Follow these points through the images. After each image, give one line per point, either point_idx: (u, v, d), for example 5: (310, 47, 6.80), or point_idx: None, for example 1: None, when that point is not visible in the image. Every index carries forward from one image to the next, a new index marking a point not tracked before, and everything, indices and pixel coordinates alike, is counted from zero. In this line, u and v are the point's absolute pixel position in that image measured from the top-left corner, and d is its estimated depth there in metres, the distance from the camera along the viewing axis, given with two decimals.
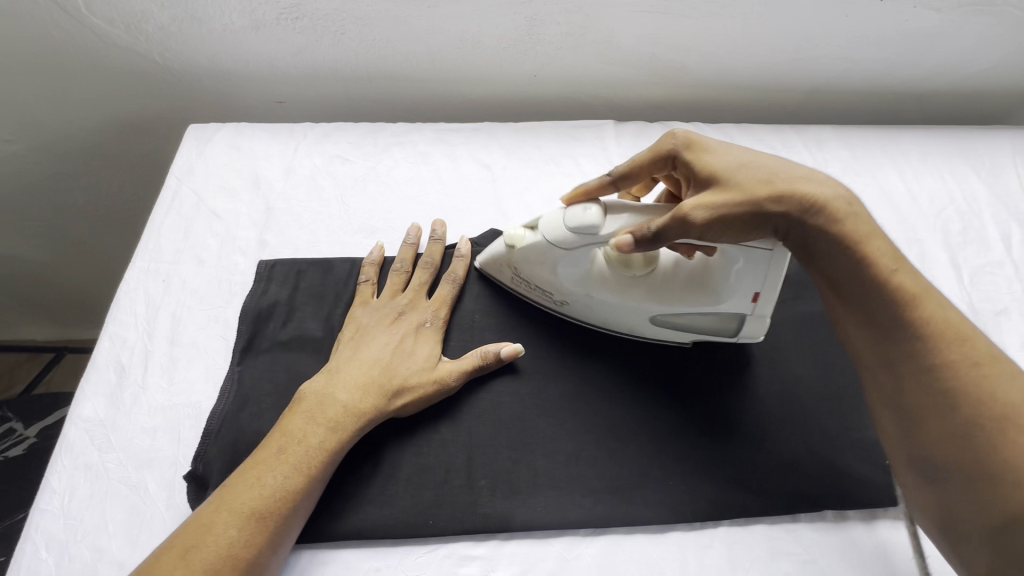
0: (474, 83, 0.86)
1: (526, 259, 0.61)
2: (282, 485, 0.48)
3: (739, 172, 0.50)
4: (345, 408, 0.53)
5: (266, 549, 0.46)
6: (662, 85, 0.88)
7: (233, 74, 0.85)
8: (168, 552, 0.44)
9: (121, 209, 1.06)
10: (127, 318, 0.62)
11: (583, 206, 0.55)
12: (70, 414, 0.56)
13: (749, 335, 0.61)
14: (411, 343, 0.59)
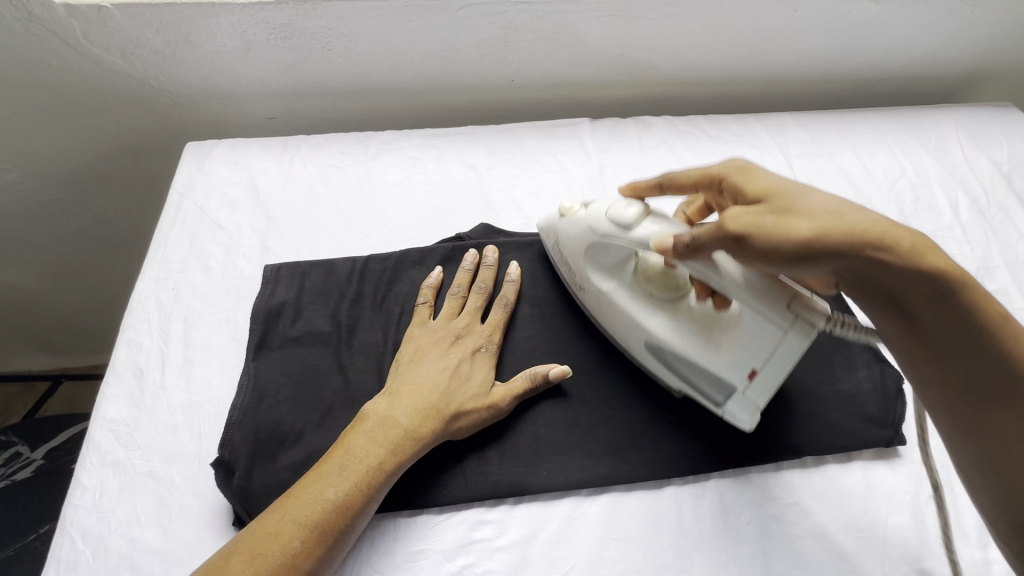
0: (456, 89, 0.91)
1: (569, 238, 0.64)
2: (342, 500, 0.50)
3: (788, 207, 0.46)
4: (403, 432, 0.55)
5: (323, 560, 0.48)
6: (631, 83, 0.94)
7: (226, 94, 0.89)
8: (237, 556, 0.46)
9: (119, 231, 1.09)
10: (142, 325, 0.66)
11: (627, 202, 0.56)
12: (94, 417, 0.59)
13: (736, 415, 0.57)
14: (468, 367, 0.60)
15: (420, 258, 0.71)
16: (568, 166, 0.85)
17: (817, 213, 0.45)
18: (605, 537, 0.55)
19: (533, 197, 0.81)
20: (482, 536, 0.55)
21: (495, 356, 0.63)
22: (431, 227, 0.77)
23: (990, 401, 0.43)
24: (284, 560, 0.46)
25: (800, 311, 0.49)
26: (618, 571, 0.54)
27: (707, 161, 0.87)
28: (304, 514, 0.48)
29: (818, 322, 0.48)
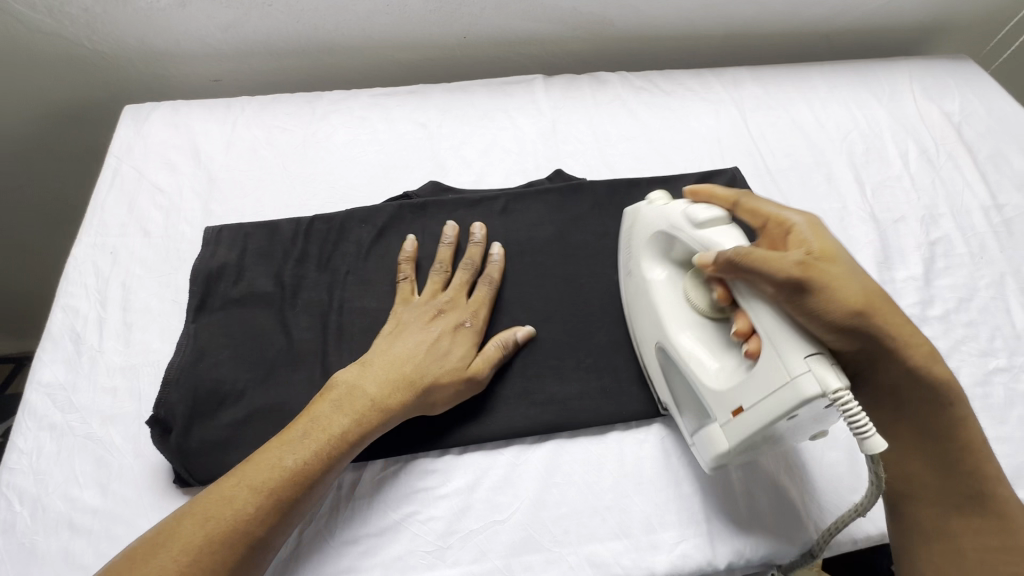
0: (407, 47, 0.89)
1: (643, 224, 0.61)
2: (299, 470, 0.49)
3: (847, 276, 0.46)
4: (370, 402, 0.53)
5: (275, 530, 0.47)
6: (586, 37, 0.92)
7: (165, 54, 0.86)
8: (189, 518, 0.45)
9: (66, 204, 1.06)
10: (78, 290, 0.64)
11: (710, 205, 0.55)
12: (29, 381, 0.58)
13: (708, 444, 0.52)
14: (446, 342, 0.58)
15: (366, 217, 0.70)
16: (521, 123, 0.83)
17: (869, 295, 0.46)
18: (548, 482, 0.56)
19: (484, 154, 0.80)
20: (426, 485, 0.56)
21: (477, 334, 0.61)
22: (380, 186, 0.76)
23: (973, 484, 0.49)
24: (234, 524, 0.45)
25: (828, 366, 0.44)
26: (559, 513, 0.55)
27: (661, 116, 0.86)
28: (261, 479, 0.47)
29: (832, 383, 0.43)
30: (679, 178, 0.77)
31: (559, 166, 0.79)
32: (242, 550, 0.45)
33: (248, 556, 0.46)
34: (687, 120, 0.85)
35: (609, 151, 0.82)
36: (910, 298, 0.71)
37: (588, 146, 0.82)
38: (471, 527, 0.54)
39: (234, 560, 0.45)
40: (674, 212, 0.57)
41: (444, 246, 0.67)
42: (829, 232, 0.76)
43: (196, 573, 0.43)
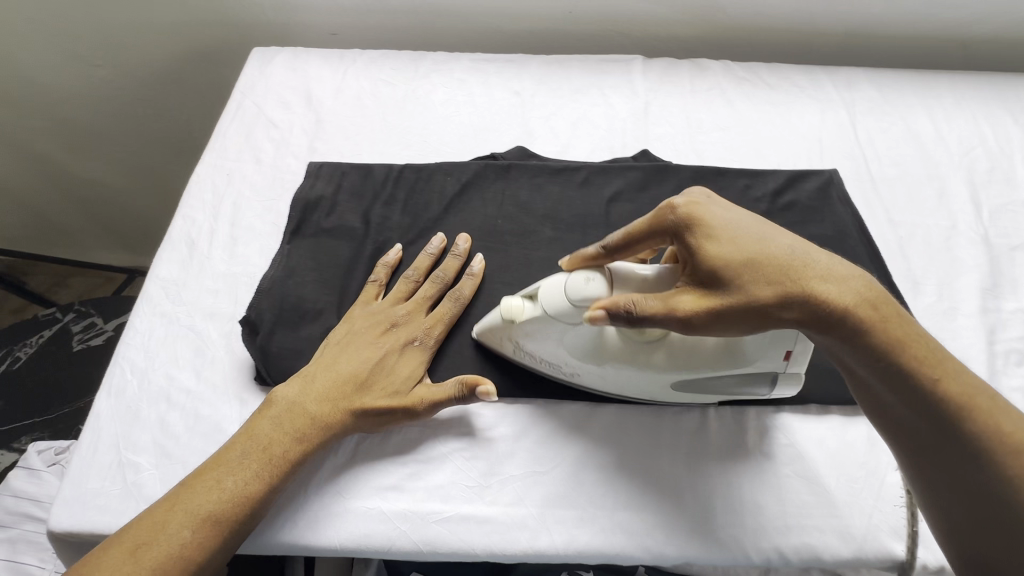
0: (512, 17, 0.91)
1: (529, 334, 0.55)
2: (240, 491, 0.50)
3: (749, 269, 0.45)
4: (311, 420, 0.54)
5: (216, 552, 0.48)
6: (694, 22, 0.90)
7: (293, 4, 0.93)
8: (121, 546, 0.46)
9: (194, 135, 1.21)
10: (197, 204, 0.72)
11: (585, 277, 0.51)
12: (150, 273, 0.67)
13: (785, 389, 0.57)
14: (393, 360, 0.58)
15: (452, 171, 0.73)
16: (613, 101, 0.83)
17: (749, 257, 0.45)
18: (591, 445, 0.57)
19: (573, 127, 0.81)
20: (475, 426, 0.58)
21: (428, 352, 0.59)
22: (469, 146, 0.79)
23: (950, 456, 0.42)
24: (170, 551, 0.46)
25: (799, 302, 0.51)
26: (598, 477, 0.56)
27: (761, 109, 0.83)
28: (197, 504, 0.48)
29: None
30: (770, 173, 0.75)
31: (647, 147, 0.79)
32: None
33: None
34: (789, 117, 0.82)
35: (700, 138, 0.80)
36: (1015, 331, 0.64)
37: (679, 131, 0.80)
38: (511, 473, 0.56)
39: None
40: (556, 305, 0.52)
41: (422, 256, 0.65)
42: (931, 249, 0.70)
43: None
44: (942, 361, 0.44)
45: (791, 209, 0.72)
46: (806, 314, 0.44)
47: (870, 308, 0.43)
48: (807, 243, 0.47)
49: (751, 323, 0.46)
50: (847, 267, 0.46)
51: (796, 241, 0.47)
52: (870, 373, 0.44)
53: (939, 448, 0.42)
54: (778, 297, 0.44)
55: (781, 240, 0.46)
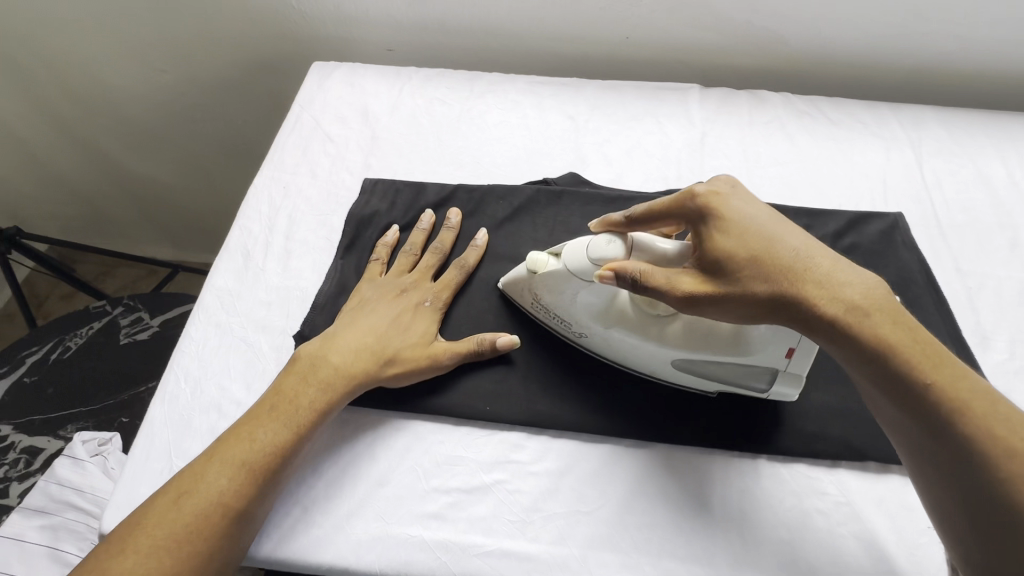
0: (568, 40, 0.91)
1: (547, 286, 0.59)
2: (271, 440, 0.53)
3: (749, 262, 0.49)
4: (335, 371, 0.57)
5: (255, 497, 0.51)
6: (754, 52, 0.88)
7: (353, 20, 0.95)
8: (165, 497, 0.49)
9: (252, 140, 1.25)
10: (254, 215, 0.74)
11: (607, 238, 0.55)
12: (207, 282, 0.68)
13: (783, 393, 0.58)
14: (409, 319, 0.62)
15: (505, 195, 0.73)
16: (668, 130, 0.82)
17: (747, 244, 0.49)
18: (637, 488, 0.56)
19: (626, 155, 0.80)
20: (518, 459, 0.58)
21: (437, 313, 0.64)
22: (521, 170, 0.79)
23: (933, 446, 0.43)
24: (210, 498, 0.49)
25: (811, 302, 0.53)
26: (643, 522, 0.54)
27: (822, 145, 0.80)
28: (232, 454, 0.52)
29: None
30: (831, 213, 0.73)
31: (702, 179, 0.77)
32: (226, 519, 0.49)
33: (232, 526, 0.49)
34: (851, 154, 0.79)
35: (757, 172, 0.78)
36: None
37: (735, 164, 0.79)
38: (555, 510, 0.55)
39: (216, 532, 0.48)
40: (577, 261, 0.56)
41: (416, 232, 0.69)
42: (1002, 302, 0.67)
43: (182, 545, 0.47)
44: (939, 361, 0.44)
45: (852, 251, 0.70)
46: (794, 314, 0.48)
47: (861, 313, 0.46)
48: (815, 246, 0.50)
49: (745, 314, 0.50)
50: (854, 273, 0.48)
51: (805, 245, 0.50)
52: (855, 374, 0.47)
53: (920, 448, 0.44)
54: (771, 287, 0.48)
55: (789, 241, 0.50)
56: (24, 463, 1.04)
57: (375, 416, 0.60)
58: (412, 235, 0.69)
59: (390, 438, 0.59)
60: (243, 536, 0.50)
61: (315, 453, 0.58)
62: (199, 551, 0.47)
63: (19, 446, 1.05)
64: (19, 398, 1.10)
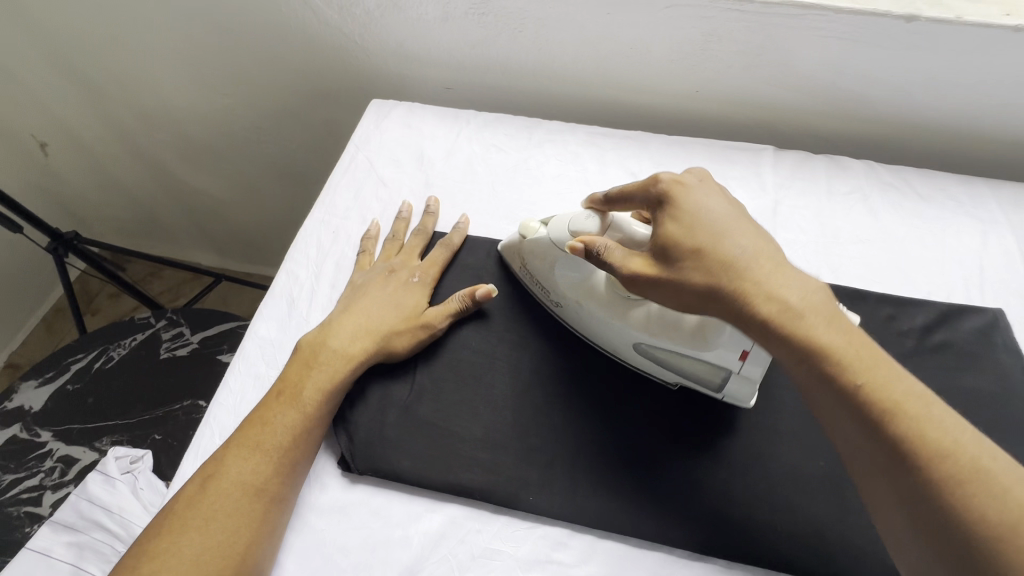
0: (634, 91, 0.87)
1: (532, 251, 0.64)
2: (282, 424, 0.56)
3: (693, 259, 0.50)
4: (335, 355, 0.60)
5: (274, 477, 0.53)
6: (835, 114, 0.82)
7: (414, 58, 0.93)
8: (193, 487, 0.53)
9: (313, 163, 1.26)
10: (302, 260, 0.73)
11: (585, 214, 0.60)
12: (250, 330, 0.67)
13: (736, 396, 0.58)
14: (395, 297, 0.65)
15: None
16: (737, 195, 0.77)
17: (688, 239, 0.51)
18: None
19: None
20: (559, 559, 0.53)
21: (427, 288, 0.67)
22: None
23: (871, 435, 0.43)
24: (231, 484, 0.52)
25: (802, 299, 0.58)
26: None
27: (908, 223, 0.74)
28: (248, 440, 0.55)
29: None
30: (919, 304, 0.66)
31: None
32: (247, 501, 0.52)
33: (253, 507, 0.52)
34: (942, 235, 0.72)
35: (834, 250, 0.72)
36: None
37: (810, 238, 0.73)
38: None
39: (239, 510, 0.51)
40: (559, 229, 0.61)
41: (399, 220, 0.74)
42: None
43: (211, 525, 0.50)
44: (862, 356, 0.45)
45: (943, 350, 0.63)
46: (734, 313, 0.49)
47: (800, 314, 0.46)
48: (763, 247, 0.50)
49: (689, 307, 0.52)
50: (794, 273, 0.49)
51: (748, 247, 0.50)
52: (793, 374, 0.48)
53: (854, 453, 0.45)
54: (707, 282, 0.49)
55: (735, 240, 0.51)
56: (59, 472, 1.06)
57: (409, 492, 0.57)
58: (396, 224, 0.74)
59: (424, 521, 0.55)
60: (270, 519, 0.52)
61: (346, 529, 0.55)
62: (225, 530, 0.50)
63: (56, 454, 1.08)
64: (61, 404, 1.13)
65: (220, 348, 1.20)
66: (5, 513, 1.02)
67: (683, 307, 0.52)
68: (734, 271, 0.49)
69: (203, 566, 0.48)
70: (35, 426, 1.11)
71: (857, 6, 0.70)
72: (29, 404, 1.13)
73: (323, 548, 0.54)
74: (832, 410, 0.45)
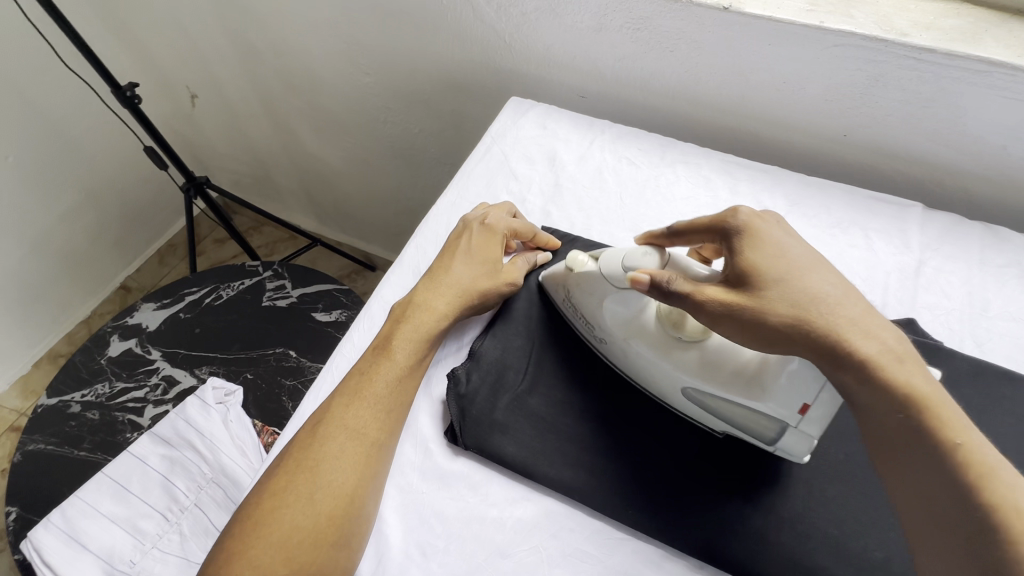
0: (776, 125, 0.85)
1: (579, 283, 0.62)
2: (391, 376, 0.58)
3: (780, 291, 0.49)
4: (437, 316, 0.63)
5: (387, 428, 0.56)
6: (999, 183, 0.77)
7: (558, 63, 0.96)
8: (308, 434, 0.55)
9: (433, 150, 1.32)
10: (430, 236, 0.76)
11: (643, 251, 0.57)
12: (377, 292, 0.72)
13: (788, 448, 0.55)
14: (472, 259, 0.66)
15: None
16: (877, 249, 0.74)
17: (771, 267, 0.50)
18: None
19: None
20: None
21: (497, 241, 0.68)
22: None
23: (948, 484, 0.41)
24: (345, 430, 0.55)
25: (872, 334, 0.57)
26: None
27: None
28: (360, 389, 0.57)
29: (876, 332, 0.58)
30: None
31: (913, 316, 0.68)
32: (364, 448, 0.54)
33: (370, 455, 0.54)
34: None
35: (982, 324, 0.67)
36: None
37: (956, 306, 0.69)
38: None
39: (356, 455, 0.54)
40: (614, 267, 0.59)
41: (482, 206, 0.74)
42: None
43: (335, 467, 0.53)
44: (956, 421, 0.43)
45: None
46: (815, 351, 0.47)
47: (896, 360, 0.45)
48: (846, 288, 0.49)
49: (768, 338, 0.49)
50: (881, 318, 0.47)
51: (826, 287, 0.48)
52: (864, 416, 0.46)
53: (915, 502, 0.43)
54: (796, 315, 0.47)
55: (820, 276, 0.49)
56: (162, 390, 1.17)
57: (509, 477, 0.58)
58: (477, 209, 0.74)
59: (520, 509, 0.56)
60: (384, 467, 0.56)
61: (447, 499, 0.57)
62: (346, 474, 0.53)
63: (161, 372, 1.19)
64: (172, 329, 1.24)
65: (315, 306, 1.25)
66: (113, 416, 1.14)
67: (758, 340, 0.49)
68: (814, 306, 0.47)
69: (322, 504, 0.51)
70: (148, 344, 1.22)
71: None
72: (145, 323, 1.25)
73: (421, 512, 0.56)
74: (899, 444, 0.44)
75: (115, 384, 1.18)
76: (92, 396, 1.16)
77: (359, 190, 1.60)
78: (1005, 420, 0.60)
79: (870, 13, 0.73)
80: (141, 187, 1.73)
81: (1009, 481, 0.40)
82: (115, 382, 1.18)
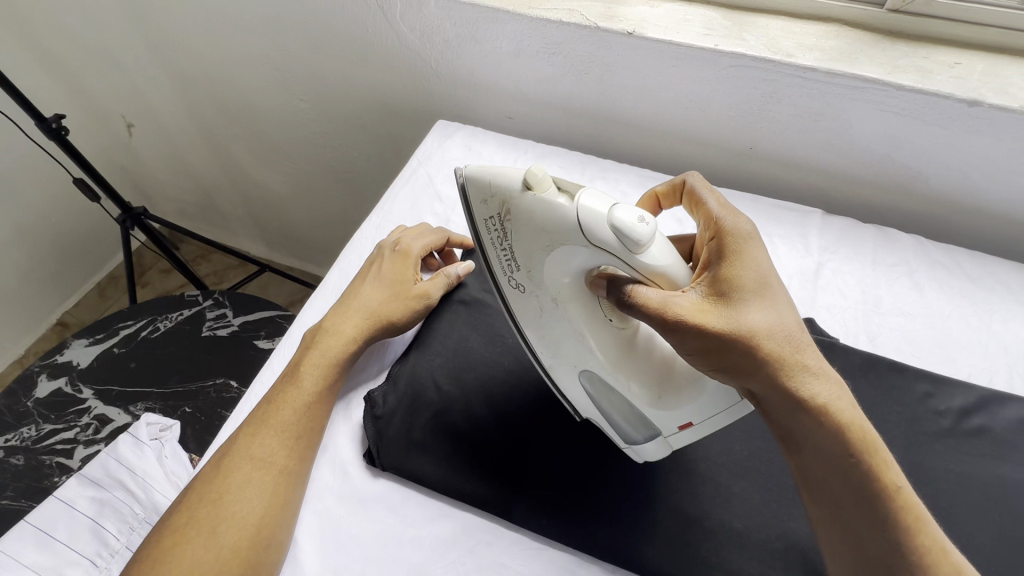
0: (688, 140, 0.90)
1: (528, 216, 0.50)
2: (301, 404, 0.59)
3: (745, 314, 0.45)
4: (345, 342, 0.63)
5: (296, 455, 0.57)
6: (888, 188, 0.83)
7: (483, 86, 0.99)
8: (215, 467, 0.55)
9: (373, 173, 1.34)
10: (354, 261, 0.77)
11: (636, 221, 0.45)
12: (299, 318, 0.72)
13: (646, 453, 0.57)
14: (384, 285, 0.68)
15: None
16: (780, 253, 0.78)
17: (742, 292, 0.47)
18: None
19: None
20: None
21: (410, 264, 0.69)
22: None
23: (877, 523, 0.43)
24: (252, 460, 0.55)
25: None
26: None
27: (955, 302, 0.72)
28: (268, 419, 0.58)
29: None
30: (959, 384, 0.65)
31: (812, 315, 0.72)
32: (269, 477, 0.54)
33: (277, 483, 0.55)
34: (989, 319, 0.71)
35: (874, 319, 0.72)
36: None
37: (850, 304, 0.73)
38: None
39: (262, 484, 0.54)
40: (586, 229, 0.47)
41: (400, 230, 0.76)
42: None
43: (239, 499, 0.53)
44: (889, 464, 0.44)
45: (981, 436, 0.62)
46: (772, 385, 0.44)
47: (840, 404, 0.44)
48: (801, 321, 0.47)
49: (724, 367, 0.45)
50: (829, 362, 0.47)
51: (788, 323, 0.46)
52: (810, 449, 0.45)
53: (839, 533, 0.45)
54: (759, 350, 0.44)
55: (784, 308, 0.47)
56: (93, 429, 1.12)
57: (428, 495, 0.59)
58: (394, 233, 0.75)
59: (437, 526, 0.57)
60: (294, 495, 0.55)
61: (364, 522, 0.57)
62: (250, 505, 0.53)
63: (93, 411, 1.15)
64: (104, 365, 1.20)
65: (257, 334, 1.23)
66: (39, 460, 1.09)
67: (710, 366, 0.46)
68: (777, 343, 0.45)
69: (225, 537, 0.51)
70: (78, 382, 1.18)
71: (920, 86, 0.71)
72: (76, 360, 1.21)
73: (337, 536, 0.56)
74: (831, 482, 0.45)
75: (43, 426, 1.13)
76: (17, 440, 1.11)
77: (306, 214, 1.60)
78: (894, 409, 0.64)
79: (759, 36, 0.78)
80: (76, 220, 1.68)
81: (919, 520, 0.43)
82: (42, 424, 1.13)
